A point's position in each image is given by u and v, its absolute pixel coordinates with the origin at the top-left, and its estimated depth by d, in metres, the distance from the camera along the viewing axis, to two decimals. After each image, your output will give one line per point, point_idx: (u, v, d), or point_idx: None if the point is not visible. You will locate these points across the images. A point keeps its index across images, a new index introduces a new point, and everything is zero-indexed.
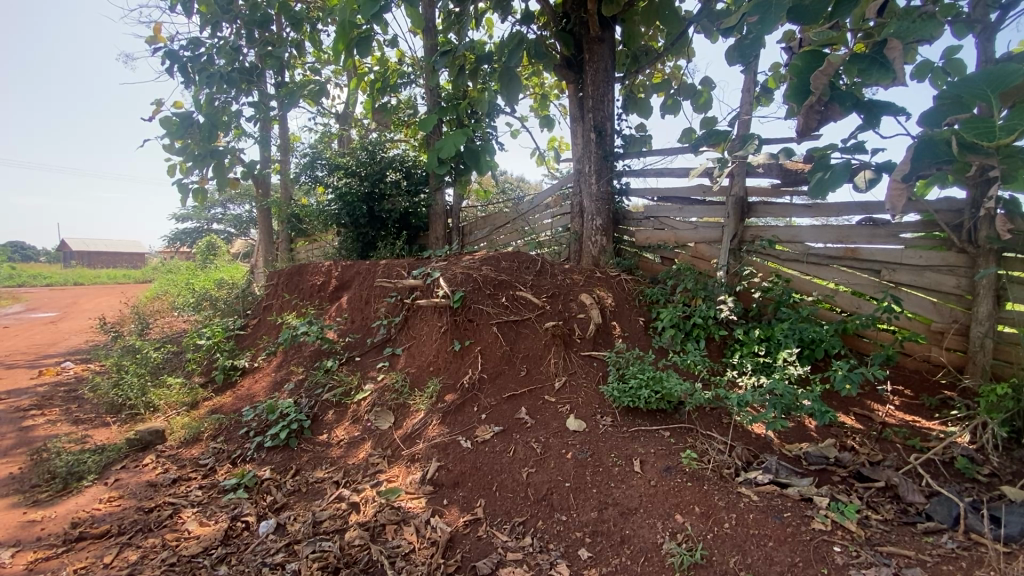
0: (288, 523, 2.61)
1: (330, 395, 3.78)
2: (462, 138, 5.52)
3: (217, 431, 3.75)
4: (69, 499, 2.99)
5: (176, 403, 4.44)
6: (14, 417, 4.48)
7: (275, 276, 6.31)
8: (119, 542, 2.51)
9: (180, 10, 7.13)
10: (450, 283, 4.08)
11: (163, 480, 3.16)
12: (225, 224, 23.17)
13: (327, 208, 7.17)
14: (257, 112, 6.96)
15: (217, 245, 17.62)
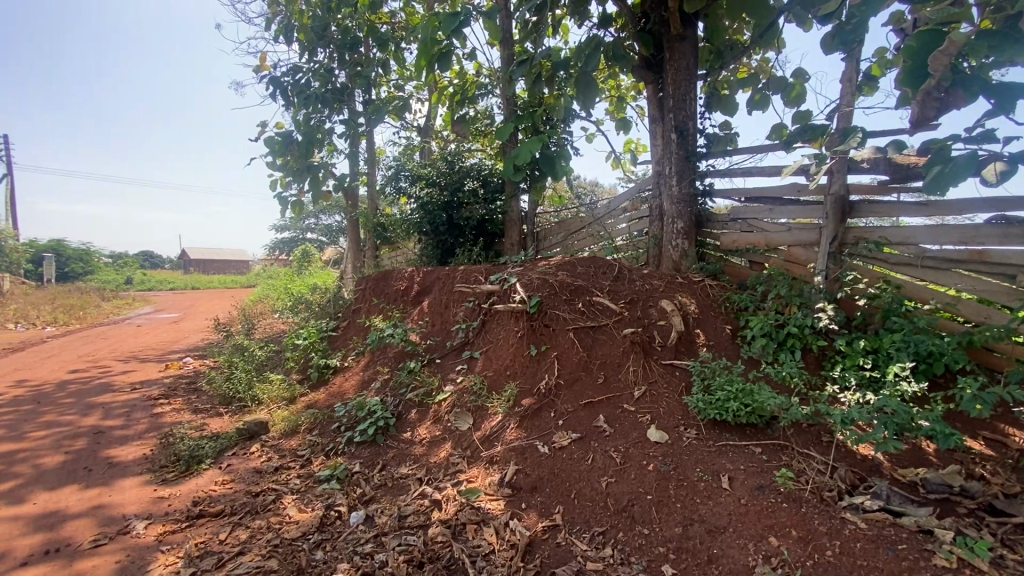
0: (376, 515, 2.74)
1: (414, 395, 3.94)
2: (538, 145, 5.58)
3: (313, 425, 4.04)
4: (191, 480, 3.35)
5: (277, 397, 4.85)
6: (146, 405, 5.11)
7: (362, 281, 6.71)
8: (231, 522, 2.77)
9: (283, 39, 7.84)
10: (526, 288, 4.10)
11: (268, 468, 3.46)
12: (318, 233, 25.07)
13: (410, 217, 7.52)
14: (348, 129, 7.47)
15: (311, 253, 19.09)
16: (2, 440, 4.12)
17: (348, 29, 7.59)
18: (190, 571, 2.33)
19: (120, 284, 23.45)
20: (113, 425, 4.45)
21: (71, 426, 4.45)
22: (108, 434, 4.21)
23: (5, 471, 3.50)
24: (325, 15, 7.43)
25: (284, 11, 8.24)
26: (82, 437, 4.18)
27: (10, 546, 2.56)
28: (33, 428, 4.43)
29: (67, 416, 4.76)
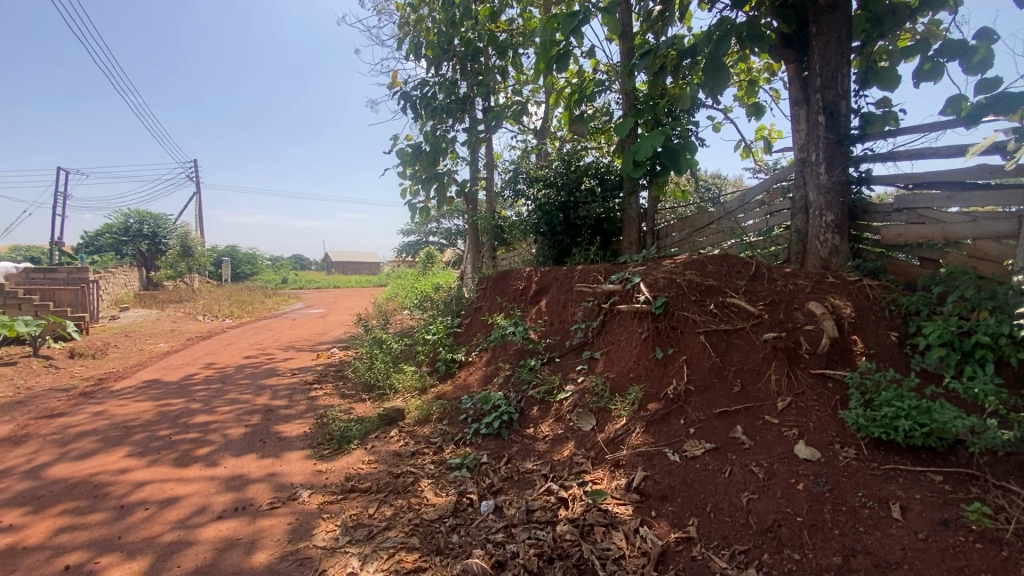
0: (504, 507, 2.83)
1: (536, 392, 4.00)
2: (660, 139, 5.34)
3: (443, 415, 4.31)
4: (342, 457, 3.75)
5: (410, 388, 5.25)
6: (304, 389, 5.84)
7: (483, 281, 6.96)
8: (377, 499, 3.05)
9: (412, 57, 8.45)
10: (651, 287, 3.95)
11: (405, 452, 3.75)
12: (439, 236, 26.68)
13: (527, 218, 7.65)
14: (469, 136, 7.83)
15: (434, 254, 20.36)
16: (200, 412, 4.99)
17: (470, 40, 7.94)
18: (345, 539, 2.61)
19: (278, 284, 27.16)
20: (279, 405, 5.16)
21: (248, 403, 5.25)
22: (276, 413, 4.89)
23: (204, 437, 4.23)
24: (449, 30, 7.85)
25: (413, 31, 8.87)
26: (257, 413, 4.90)
27: (210, 500, 3.08)
28: (221, 403, 5.29)
29: (246, 395, 5.61)
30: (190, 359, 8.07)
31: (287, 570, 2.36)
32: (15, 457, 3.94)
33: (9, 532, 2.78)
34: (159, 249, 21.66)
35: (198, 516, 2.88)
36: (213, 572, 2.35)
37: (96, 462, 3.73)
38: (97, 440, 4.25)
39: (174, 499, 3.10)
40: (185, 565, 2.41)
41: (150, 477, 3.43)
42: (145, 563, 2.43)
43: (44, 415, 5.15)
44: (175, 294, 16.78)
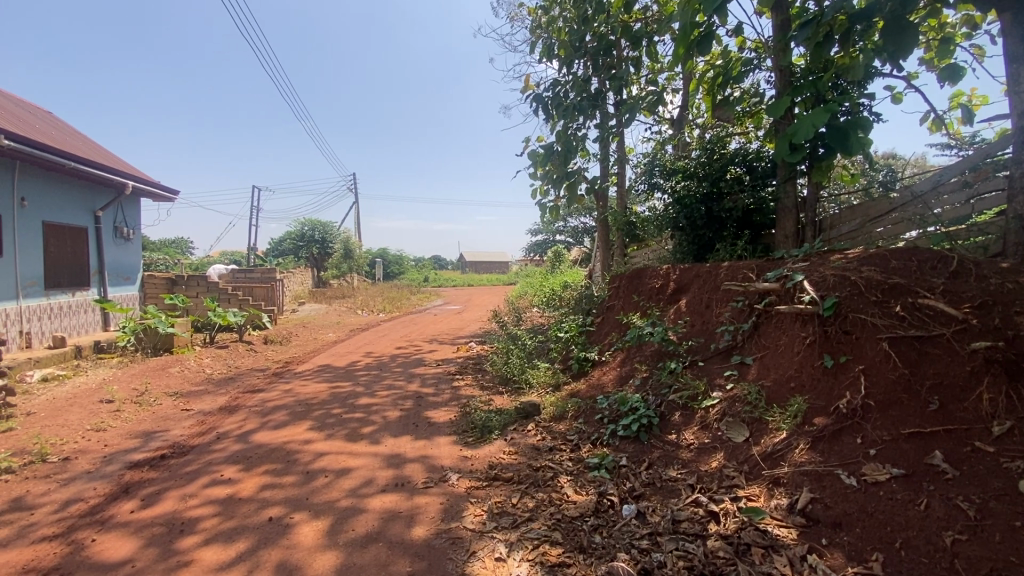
0: (648, 512, 2.73)
1: (677, 397, 3.78)
2: (825, 117, 4.69)
3: (578, 413, 4.31)
4: (484, 446, 3.95)
5: (545, 384, 5.35)
6: (447, 379, 6.27)
7: (616, 278, 6.78)
8: (519, 489, 3.16)
9: (544, 59, 8.54)
10: (816, 286, 3.49)
11: (543, 447, 3.82)
12: (567, 234, 26.77)
13: (663, 213, 7.28)
14: (602, 133, 7.69)
15: (563, 253, 20.47)
16: (363, 395, 5.64)
17: (603, 35, 7.80)
18: (492, 524, 2.74)
19: (421, 282, 29.61)
20: (427, 393, 5.62)
21: (401, 390, 5.79)
22: (424, 400, 5.33)
23: (367, 417, 4.77)
24: (581, 28, 7.79)
25: (545, 34, 8.98)
26: (409, 399, 5.40)
27: (375, 474, 3.46)
28: (379, 389, 5.92)
29: (399, 382, 6.22)
30: (353, 348, 9.17)
31: (441, 545, 2.55)
32: (231, 423, 4.85)
33: (230, 483, 3.42)
34: (327, 252, 24.93)
35: (366, 487, 3.25)
36: (381, 539, 2.63)
37: (287, 432, 4.43)
38: (286, 413, 5.04)
39: (346, 470, 3.54)
40: (358, 529, 2.73)
41: (328, 449, 3.96)
42: (327, 523, 2.80)
43: (249, 390, 6.26)
44: (339, 291, 19.20)
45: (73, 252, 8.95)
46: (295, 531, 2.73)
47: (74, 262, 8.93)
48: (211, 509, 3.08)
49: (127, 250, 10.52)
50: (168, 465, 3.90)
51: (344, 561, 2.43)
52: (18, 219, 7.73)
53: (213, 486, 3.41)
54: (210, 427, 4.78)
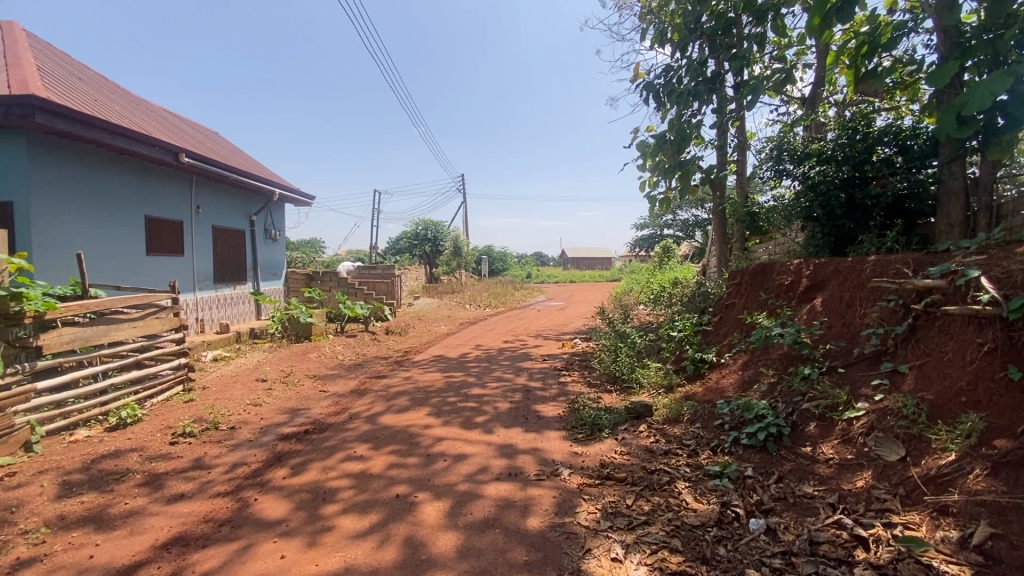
0: (780, 529, 2.51)
1: (812, 406, 3.42)
2: (1008, 81, 3.90)
3: (695, 417, 4.09)
4: (595, 444, 3.90)
5: (657, 384, 5.15)
6: (554, 374, 6.30)
7: (735, 274, 6.29)
8: (633, 491, 3.08)
9: (656, 45, 8.15)
10: (997, 285, 2.94)
11: (657, 450, 3.68)
12: (676, 228, 25.57)
13: (792, 202, 6.62)
14: (719, 119, 7.16)
15: (672, 248, 19.56)
16: (475, 386, 5.87)
17: (722, 12, 7.24)
18: (607, 524, 2.70)
19: (524, 278, 30.13)
20: (535, 387, 5.70)
21: (510, 383, 5.94)
22: (533, 393, 5.41)
23: (480, 407, 4.96)
24: (697, 7, 7.30)
25: (657, 18, 8.57)
26: (518, 392, 5.51)
27: (489, 462, 3.59)
28: (489, 380, 6.12)
29: (508, 375, 6.38)
30: (464, 341, 9.59)
31: (557, 538, 2.57)
32: (360, 405, 5.33)
33: (362, 460, 3.76)
34: (438, 250, 26.29)
35: (482, 474, 3.38)
36: (498, 525, 2.71)
37: (408, 417, 4.76)
38: (407, 399, 5.42)
39: (463, 456, 3.72)
40: (476, 513, 2.85)
41: (445, 435, 4.19)
42: (447, 504, 2.96)
43: (374, 376, 6.82)
44: (449, 286, 20.19)
45: (234, 252, 10.41)
46: (419, 509, 2.92)
47: (234, 260, 10.39)
48: (347, 481, 3.41)
49: (274, 250, 12.01)
50: (310, 439, 4.39)
51: (465, 543, 2.55)
52: (195, 224, 9.18)
53: (348, 461, 3.77)
54: (344, 408, 5.30)
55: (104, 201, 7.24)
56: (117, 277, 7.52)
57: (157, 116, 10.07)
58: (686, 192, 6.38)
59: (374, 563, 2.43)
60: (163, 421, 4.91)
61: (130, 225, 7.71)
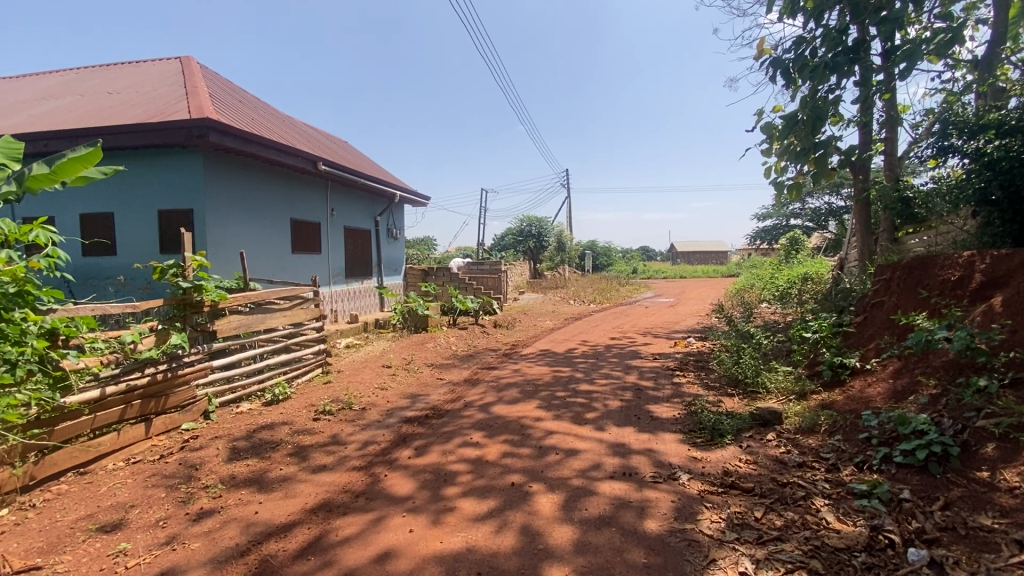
0: (948, 564, 2.17)
1: (990, 423, 2.89)
2: None
3: (834, 428, 3.67)
4: (717, 449, 3.67)
5: (787, 390, 4.71)
6: (668, 374, 6.04)
7: (884, 269, 5.51)
8: (762, 503, 2.85)
9: (785, 16, 7.37)
10: None
11: (789, 461, 3.36)
12: (805, 218, 23.16)
13: (961, 184, 5.62)
14: (864, 93, 6.28)
15: (800, 240, 17.78)
16: (584, 381, 5.83)
17: None
18: (733, 535, 2.53)
19: (631, 274, 29.35)
20: (648, 386, 5.51)
21: (621, 380, 5.81)
22: (646, 392, 5.24)
23: (591, 403, 4.92)
24: None
25: None
26: (630, 390, 5.38)
27: (602, 460, 3.54)
28: (598, 377, 6.05)
29: (618, 372, 6.25)
30: (570, 336, 9.58)
31: (677, 544, 2.47)
32: (474, 394, 5.57)
33: (478, 447, 3.93)
34: (542, 246, 26.50)
35: (595, 471, 3.36)
36: (614, 524, 2.67)
37: (520, 408, 4.87)
38: (518, 391, 5.55)
39: (575, 451, 3.72)
40: (591, 509, 2.84)
41: (556, 429, 4.22)
42: (562, 498, 2.98)
43: (485, 367, 7.08)
44: (553, 282, 20.29)
45: (361, 250, 11.42)
46: (535, 500, 2.98)
47: (362, 257, 11.39)
48: (465, 466, 3.58)
49: (394, 247, 12.96)
50: (430, 424, 4.68)
51: (581, 538, 2.55)
52: (330, 226, 10.22)
53: (465, 447, 3.96)
54: (459, 396, 5.57)
55: (260, 206, 8.32)
56: (270, 273, 8.62)
57: (299, 130, 11.34)
58: (819, 179, 5.54)
59: (494, 547, 2.52)
60: (307, 399, 5.55)
61: (279, 228, 8.80)
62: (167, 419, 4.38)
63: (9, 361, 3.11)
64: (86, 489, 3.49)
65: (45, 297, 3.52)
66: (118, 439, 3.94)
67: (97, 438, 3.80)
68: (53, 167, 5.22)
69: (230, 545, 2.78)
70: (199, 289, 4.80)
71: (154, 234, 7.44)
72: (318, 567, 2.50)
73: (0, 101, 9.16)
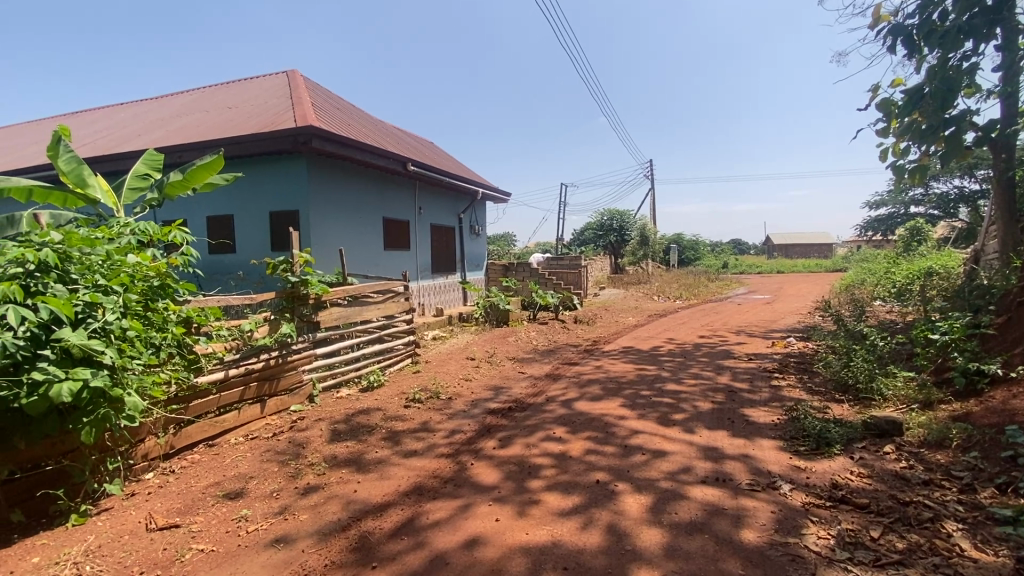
0: None
1: None
2: None
3: (970, 444, 3.21)
4: (823, 459, 3.36)
5: (909, 399, 4.21)
6: (764, 375, 5.64)
7: None
8: (879, 522, 2.57)
9: None
10: None
11: (912, 478, 3.00)
12: (929, 204, 20.49)
13: None
14: (1010, 57, 5.37)
15: (922, 229, 15.77)
16: (671, 381, 5.61)
17: None
18: (845, 554, 2.31)
19: (721, 269, 27.71)
20: (742, 388, 5.17)
21: (711, 381, 5.52)
22: (740, 395, 4.93)
23: (678, 404, 4.72)
24: None
25: None
26: (721, 391, 5.09)
27: (693, 463, 3.39)
28: (687, 376, 5.79)
29: (708, 372, 5.93)
30: (655, 333, 9.25)
31: (779, 558, 2.29)
32: (556, 389, 5.56)
33: (561, 442, 3.92)
34: (624, 240, 25.77)
35: (685, 474, 3.22)
36: (707, 531, 2.54)
37: (603, 405, 4.79)
38: (601, 388, 5.47)
39: (663, 452, 3.58)
40: (681, 514, 2.72)
41: (642, 428, 4.10)
42: (650, 500, 2.89)
43: (567, 363, 7.05)
44: (636, 277, 19.68)
45: (446, 246, 11.82)
46: (621, 499, 2.92)
47: (446, 253, 11.79)
48: (549, 460, 3.58)
49: (476, 243, 13.28)
50: (513, 416, 4.75)
51: (672, 543, 2.46)
52: (418, 223, 10.67)
53: (548, 441, 3.97)
54: (541, 390, 5.60)
55: (356, 206, 8.88)
56: (365, 268, 9.19)
57: (389, 133, 11.95)
58: (950, 160, 4.70)
59: (580, 544, 2.50)
60: (398, 387, 5.87)
61: (373, 226, 9.33)
62: (278, 401, 4.82)
63: (156, 345, 3.57)
64: (214, 459, 3.95)
65: (181, 289, 4.00)
66: (239, 416, 4.41)
67: (222, 415, 4.29)
68: (185, 174, 5.96)
69: (333, 520, 3.00)
70: (305, 283, 5.23)
71: (266, 233, 8.22)
72: (410, 547, 2.63)
73: (144, 119, 10.55)
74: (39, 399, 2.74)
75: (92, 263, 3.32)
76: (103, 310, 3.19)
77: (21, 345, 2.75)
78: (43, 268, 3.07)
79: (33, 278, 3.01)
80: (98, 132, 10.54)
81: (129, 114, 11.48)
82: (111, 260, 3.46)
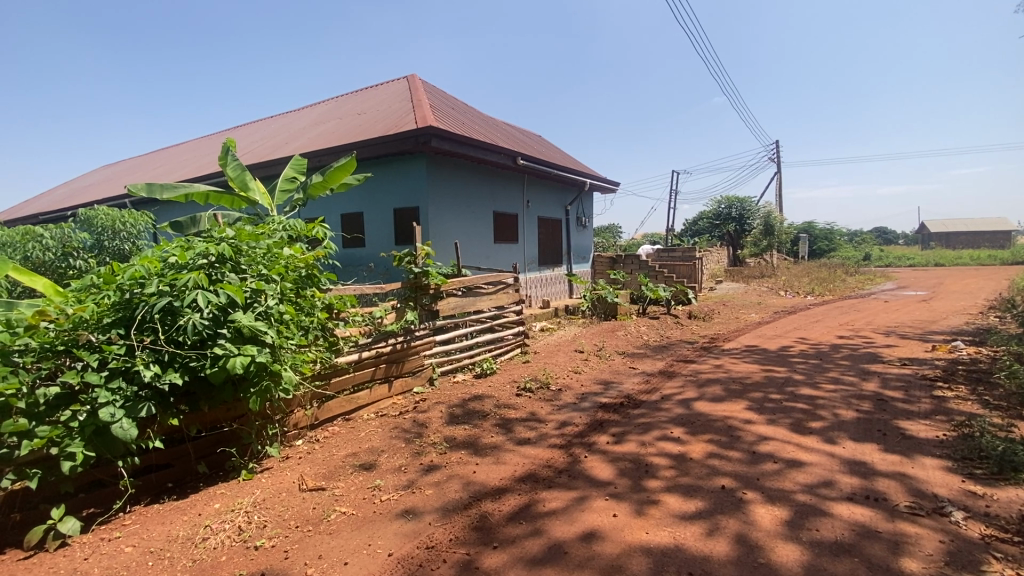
0: None
1: None
2: None
3: None
4: (1007, 487, 2.82)
5: None
6: (923, 384, 4.88)
7: None
8: None
9: None
10: None
11: None
12: None
13: None
14: None
15: None
16: (805, 385, 5.08)
17: None
18: None
19: (861, 261, 24.48)
20: (894, 397, 4.52)
21: (855, 387, 4.90)
22: (892, 404, 4.32)
23: (815, 411, 4.27)
24: None
25: None
26: (867, 400, 4.50)
27: (836, 477, 3.04)
28: (823, 380, 5.21)
29: (849, 377, 5.29)
30: (781, 332, 8.46)
31: None
32: (672, 387, 5.33)
33: (680, 443, 3.74)
34: (744, 230, 23.79)
35: (827, 488, 2.90)
36: (856, 554, 2.27)
37: (725, 407, 4.49)
38: (722, 388, 5.13)
39: (798, 462, 3.27)
40: (824, 532, 2.46)
41: (773, 434, 3.78)
42: (786, 513, 2.65)
43: (682, 360, 6.72)
44: (758, 270, 18.06)
45: (554, 238, 11.87)
46: (751, 509, 2.71)
47: (553, 245, 11.85)
48: (667, 460, 3.45)
49: (583, 235, 13.17)
50: (626, 412, 4.64)
51: (813, 562, 2.23)
52: (527, 216, 10.84)
53: (666, 441, 3.81)
54: (655, 387, 5.41)
55: (469, 201, 9.24)
56: (478, 260, 9.54)
57: (500, 128, 12.24)
58: None
59: (707, 550, 2.38)
60: (510, 376, 6.04)
61: (485, 219, 9.65)
62: (403, 382, 5.21)
63: (305, 327, 4.04)
64: (350, 432, 4.38)
65: (324, 279, 4.47)
66: (371, 395, 4.83)
67: (356, 393, 4.72)
68: (326, 176, 6.64)
69: (455, 498, 3.18)
70: (426, 274, 5.58)
71: (390, 227, 8.88)
72: (529, 533, 2.69)
73: (290, 129, 11.93)
74: (219, 370, 3.25)
75: (257, 255, 3.83)
76: (265, 296, 3.66)
77: (206, 324, 3.25)
78: (220, 260, 3.61)
79: (214, 268, 3.55)
80: (256, 142, 12.16)
81: (278, 125, 13.07)
82: (270, 253, 3.95)
